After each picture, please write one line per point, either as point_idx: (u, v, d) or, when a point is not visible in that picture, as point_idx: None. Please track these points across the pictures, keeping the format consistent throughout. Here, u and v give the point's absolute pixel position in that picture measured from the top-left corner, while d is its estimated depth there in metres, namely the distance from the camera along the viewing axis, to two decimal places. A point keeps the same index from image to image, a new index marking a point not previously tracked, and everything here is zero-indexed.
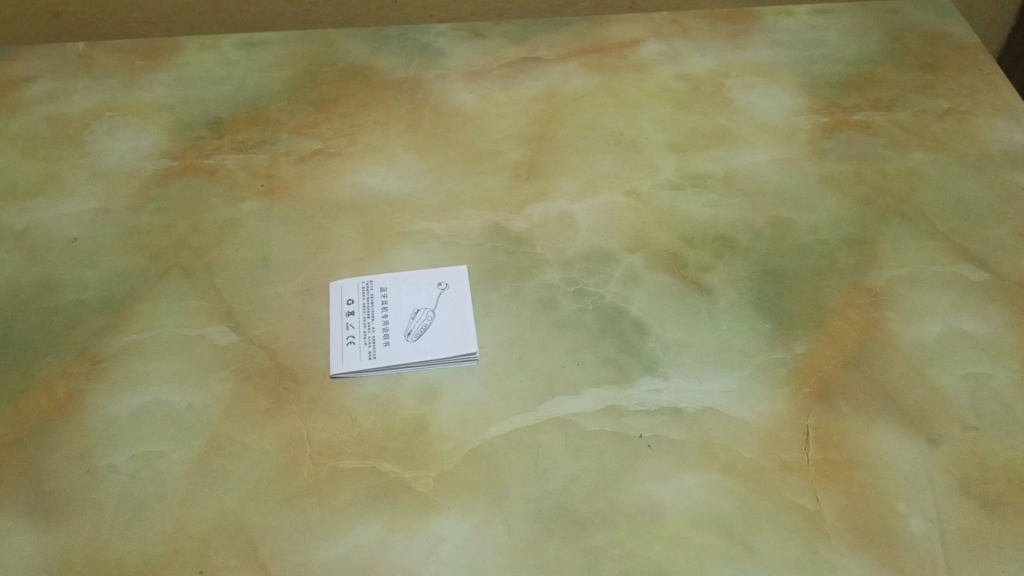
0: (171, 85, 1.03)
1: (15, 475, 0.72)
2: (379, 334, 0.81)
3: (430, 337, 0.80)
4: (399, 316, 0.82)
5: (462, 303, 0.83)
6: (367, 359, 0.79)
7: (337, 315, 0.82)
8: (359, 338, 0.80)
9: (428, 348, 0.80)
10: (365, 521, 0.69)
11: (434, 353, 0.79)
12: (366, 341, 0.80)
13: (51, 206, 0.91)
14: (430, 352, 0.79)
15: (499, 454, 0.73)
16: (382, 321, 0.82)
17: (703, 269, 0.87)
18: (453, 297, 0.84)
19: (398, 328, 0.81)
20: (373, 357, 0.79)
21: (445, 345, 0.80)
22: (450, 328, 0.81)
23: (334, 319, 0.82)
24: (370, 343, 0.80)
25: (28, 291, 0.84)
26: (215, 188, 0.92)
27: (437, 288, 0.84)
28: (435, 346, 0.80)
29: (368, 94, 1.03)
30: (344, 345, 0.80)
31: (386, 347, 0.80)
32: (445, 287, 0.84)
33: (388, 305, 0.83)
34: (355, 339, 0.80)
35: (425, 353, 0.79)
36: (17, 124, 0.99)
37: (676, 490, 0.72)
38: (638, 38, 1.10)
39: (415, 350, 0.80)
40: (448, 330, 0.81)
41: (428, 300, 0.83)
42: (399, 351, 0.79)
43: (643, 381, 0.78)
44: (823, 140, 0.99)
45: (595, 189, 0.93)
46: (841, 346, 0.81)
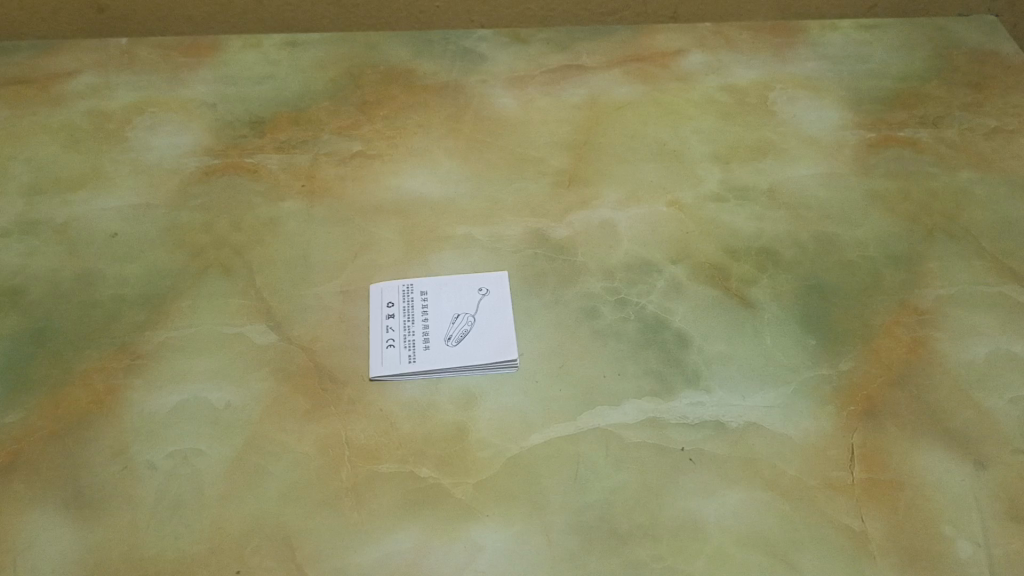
0: (213, 82, 1.03)
1: (51, 468, 0.71)
2: (418, 339, 0.80)
3: (471, 343, 0.80)
4: (439, 321, 0.81)
5: (503, 310, 0.82)
6: (407, 362, 0.78)
7: (377, 317, 0.81)
8: (399, 341, 0.80)
9: (468, 354, 0.79)
10: (403, 526, 0.69)
11: (474, 359, 0.78)
12: (406, 344, 0.80)
13: (92, 199, 0.91)
14: (470, 358, 0.79)
15: (540, 462, 0.72)
16: (422, 325, 0.81)
17: (747, 282, 0.86)
18: (493, 303, 0.83)
19: (438, 333, 0.81)
20: (412, 360, 0.78)
21: (486, 350, 0.79)
22: (490, 335, 0.80)
23: (374, 322, 0.81)
24: (410, 347, 0.79)
25: (68, 284, 0.83)
26: (256, 187, 0.92)
27: (478, 293, 0.83)
28: (475, 351, 0.79)
29: (410, 98, 1.02)
30: (384, 348, 0.79)
31: (425, 351, 0.79)
32: (486, 293, 0.83)
33: (429, 309, 0.82)
34: (395, 342, 0.80)
35: (466, 358, 0.79)
36: (60, 117, 0.99)
37: (719, 505, 0.71)
38: (682, 48, 1.10)
39: (455, 355, 0.79)
40: (489, 336, 0.80)
41: (469, 305, 0.83)
42: (439, 356, 0.79)
43: (685, 394, 0.77)
44: (869, 156, 0.98)
45: (638, 199, 0.92)
46: (887, 364, 0.80)
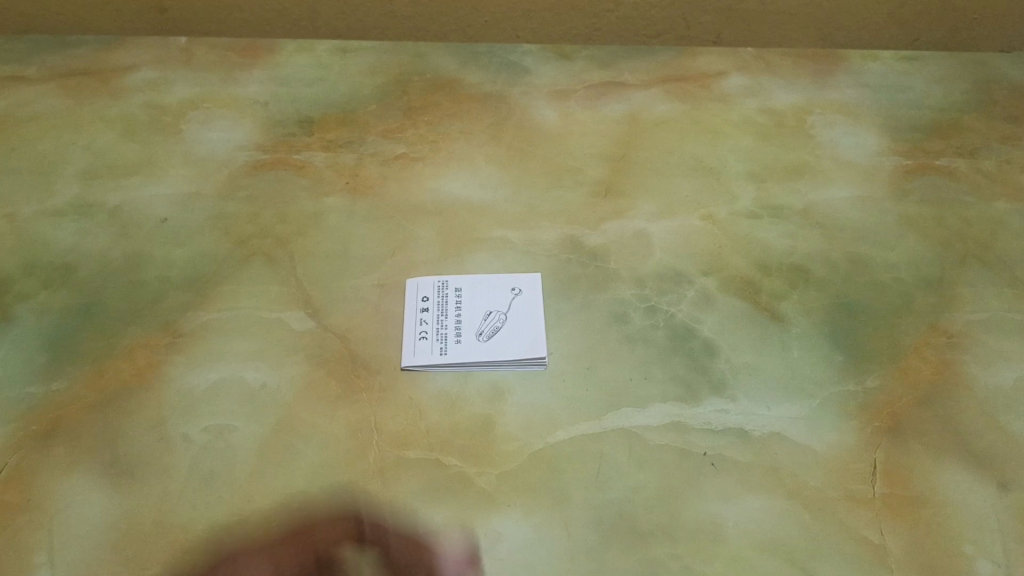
0: (266, 83, 1.06)
1: (91, 435, 0.74)
2: (450, 332, 0.82)
3: (502, 339, 0.81)
4: (472, 316, 0.83)
5: (535, 310, 0.84)
6: (438, 354, 0.80)
7: (410, 310, 0.83)
8: (432, 334, 0.82)
9: (498, 349, 0.81)
10: (427, 509, 0.70)
11: (503, 354, 0.80)
12: (438, 337, 0.81)
13: (145, 187, 0.94)
14: (500, 352, 0.80)
15: (564, 458, 0.74)
16: (455, 320, 0.83)
17: (776, 296, 0.87)
18: (525, 303, 0.85)
19: (470, 328, 0.82)
20: (443, 353, 0.80)
21: (516, 348, 0.81)
22: (521, 333, 0.82)
23: (408, 315, 0.83)
24: (442, 340, 0.81)
25: (117, 264, 0.87)
26: (302, 182, 0.95)
27: (511, 292, 0.85)
28: (504, 347, 0.81)
29: (454, 106, 1.05)
30: (417, 340, 0.81)
31: (457, 345, 0.81)
32: (518, 293, 0.85)
33: (462, 305, 0.84)
34: (427, 334, 0.82)
35: (496, 353, 0.80)
36: (118, 108, 1.03)
37: (739, 510, 0.71)
38: (722, 70, 1.11)
39: (486, 350, 0.81)
40: (520, 334, 0.82)
41: (502, 302, 0.84)
42: (469, 351, 0.81)
43: (710, 401, 0.78)
44: (904, 182, 0.99)
45: (673, 212, 0.94)
46: (914, 384, 0.80)
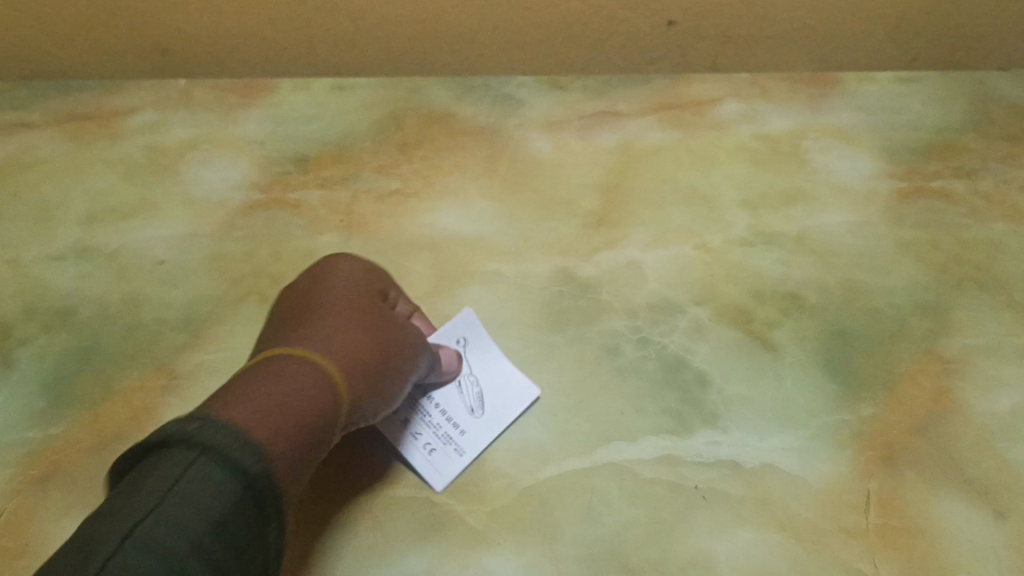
0: (264, 122, 1.08)
1: (88, 478, 0.75)
2: (451, 425, 0.78)
3: (492, 401, 0.80)
4: (448, 394, 0.80)
5: (490, 352, 0.83)
6: (458, 457, 0.76)
7: (397, 427, 0.78)
8: (433, 438, 0.77)
9: (499, 415, 0.79)
10: (417, 549, 0.71)
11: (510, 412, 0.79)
12: (443, 441, 0.77)
13: (144, 229, 0.96)
14: (507, 412, 0.79)
15: (554, 494, 0.74)
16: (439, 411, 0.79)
17: (771, 325, 0.86)
18: (479, 353, 0.83)
19: (459, 408, 0.79)
20: (462, 453, 0.76)
21: (510, 397, 0.80)
22: (500, 384, 0.81)
23: (395, 432, 0.77)
24: (449, 442, 0.77)
25: (115, 307, 0.88)
26: (297, 220, 0.96)
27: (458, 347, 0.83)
28: (504, 407, 0.79)
29: (449, 140, 1.06)
30: (428, 456, 0.76)
31: (464, 435, 0.77)
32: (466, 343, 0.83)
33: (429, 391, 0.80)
34: (433, 445, 0.77)
35: (500, 417, 0.79)
36: (118, 152, 1.06)
37: (730, 545, 0.71)
38: (717, 96, 1.11)
39: (494, 417, 0.78)
40: (501, 385, 0.81)
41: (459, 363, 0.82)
42: (483, 431, 0.78)
43: (702, 433, 0.78)
44: (900, 206, 0.98)
45: (665, 241, 0.94)
46: (909, 413, 0.79)
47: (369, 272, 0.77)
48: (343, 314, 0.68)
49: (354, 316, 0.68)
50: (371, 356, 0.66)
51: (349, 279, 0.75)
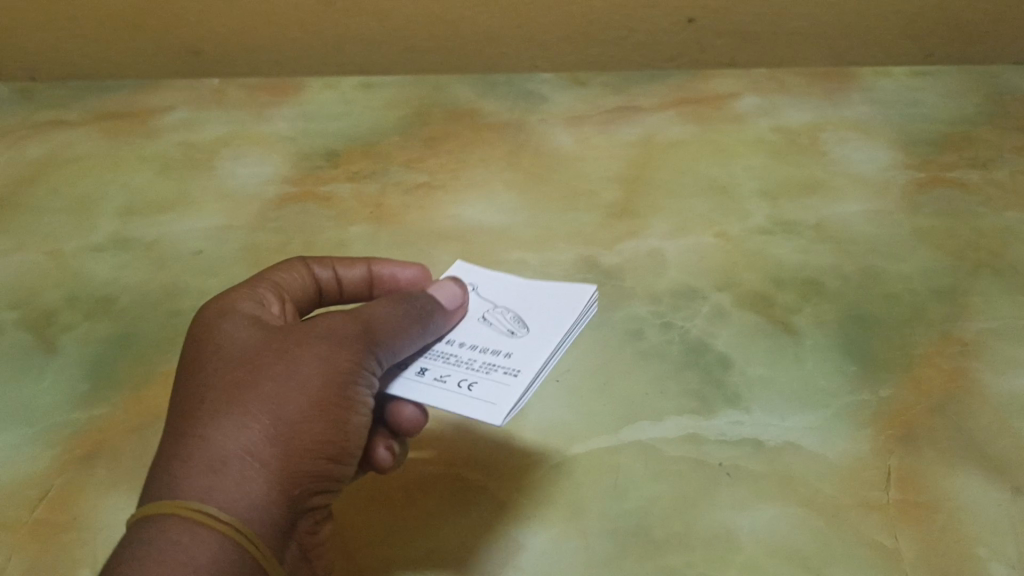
0: (294, 119, 1.12)
1: (131, 457, 0.77)
2: (489, 356, 0.69)
3: (528, 323, 0.73)
4: (476, 332, 0.72)
5: (501, 286, 0.78)
6: (512, 379, 0.66)
7: (415, 380, 0.67)
8: (468, 372, 0.68)
9: (539, 331, 0.72)
10: (448, 522, 0.73)
11: (553, 336, 0.71)
12: (485, 370, 0.68)
13: (180, 221, 0.99)
14: (551, 336, 0.71)
15: (581, 471, 0.76)
16: (467, 350, 0.70)
17: (790, 310, 0.88)
18: (492, 289, 0.78)
19: (492, 339, 0.71)
20: (513, 373, 0.67)
21: (551, 314, 0.74)
22: (531, 309, 0.75)
23: (417, 383, 0.67)
24: (491, 369, 0.68)
25: (154, 295, 0.91)
26: (328, 212, 0.99)
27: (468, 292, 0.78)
28: (544, 329, 0.72)
29: (473, 135, 1.09)
30: (471, 389, 0.66)
31: (509, 357, 0.69)
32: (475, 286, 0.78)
33: (450, 338, 0.72)
34: (473, 378, 0.67)
35: (546, 335, 0.71)
36: (154, 147, 1.09)
37: (753, 518, 0.73)
38: (735, 91, 1.14)
39: (534, 339, 0.71)
40: (533, 309, 0.75)
41: (481, 305, 0.76)
42: (525, 356, 0.69)
43: (724, 413, 0.80)
44: (916, 196, 1.00)
45: (686, 230, 0.96)
46: (926, 393, 0.81)
47: (242, 307, 0.65)
48: (201, 430, 0.55)
49: (219, 414, 0.56)
50: (259, 458, 0.55)
51: (215, 342, 0.61)
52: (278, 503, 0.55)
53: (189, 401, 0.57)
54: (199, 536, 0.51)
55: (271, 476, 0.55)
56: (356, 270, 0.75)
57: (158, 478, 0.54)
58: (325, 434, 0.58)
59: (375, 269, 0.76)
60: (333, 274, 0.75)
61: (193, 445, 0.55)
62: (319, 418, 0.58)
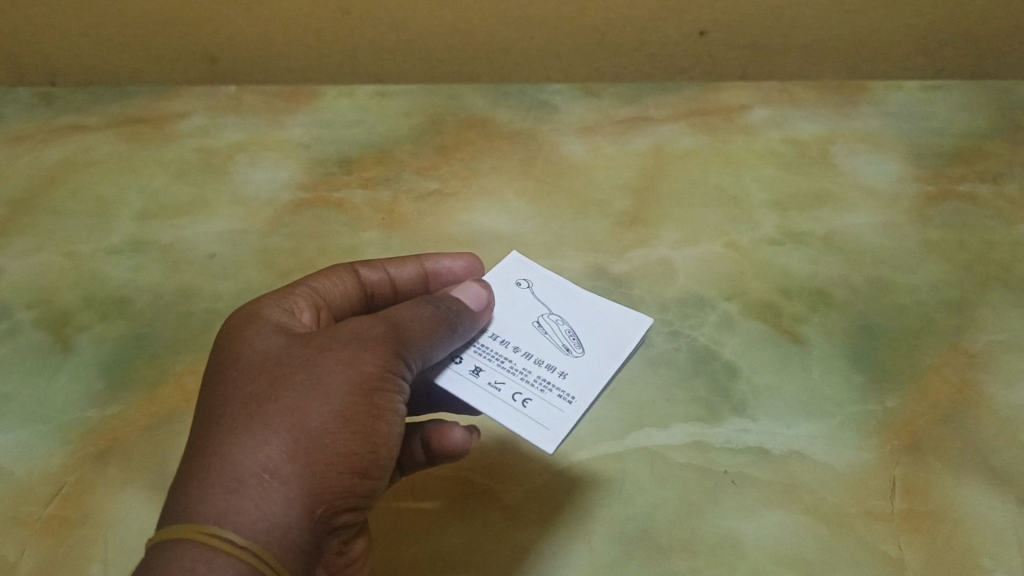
0: (309, 126, 1.13)
1: (143, 455, 0.79)
2: (544, 371, 0.69)
3: (585, 339, 0.72)
4: (532, 338, 0.72)
5: (556, 290, 0.77)
6: (566, 404, 0.66)
7: (469, 380, 0.67)
8: (523, 385, 0.67)
9: (597, 352, 0.71)
10: (457, 526, 0.74)
11: (611, 359, 0.70)
12: (539, 386, 0.67)
13: (195, 225, 1.01)
14: (609, 360, 0.70)
15: (587, 476, 0.77)
16: (523, 358, 0.70)
17: (798, 320, 0.89)
18: (545, 290, 0.77)
19: (550, 352, 0.71)
20: (569, 396, 0.67)
21: (609, 334, 0.73)
22: (591, 324, 0.74)
23: (471, 384, 0.67)
24: (547, 386, 0.68)
25: (168, 297, 0.92)
26: (341, 218, 1.00)
27: (521, 287, 0.77)
28: (603, 351, 0.71)
29: (486, 143, 1.10)
30: (526, 406, 0.66)
31: (564, 377, 0.68)
32: (528, 282, 0.78)
33: (506, 339, 0.71)
34: (527, 393, 0.67)
35: (602, 357, 0.71)
36: (171, 152, 1.10)
37: (758, 526, 0.73)
38: (746, 103, 1.15)
39: (592, 362, 0.70)
40: (590, 323, 0.74)
41: (537, 307, 0.75)
42: (582, 379, 0.68)
43: (730, 421, 0.80)
44: (926, 208, 1.00)
45: (696, 240, 0.97)
46: (933, 404, 0.81)
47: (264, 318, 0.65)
48: (220, 448, 0.56)
49: (239, 430, 0.56)
50: (278, 475, 0.55)
51: (238, 353, 0.62)
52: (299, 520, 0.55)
53: (211, 416, 0.58)
54: (216, 560, 0.51)
55: (291, 493, 0.55)
56: (409, 268, 0.79)
57: (178, 498, 0.54)
58: (348, 445, 0.59)
59: (428, 266, 0.80)
60: (384, 273, 0.77)
61: (213, 463, 0.55)
62: (341, 428, 0.58)
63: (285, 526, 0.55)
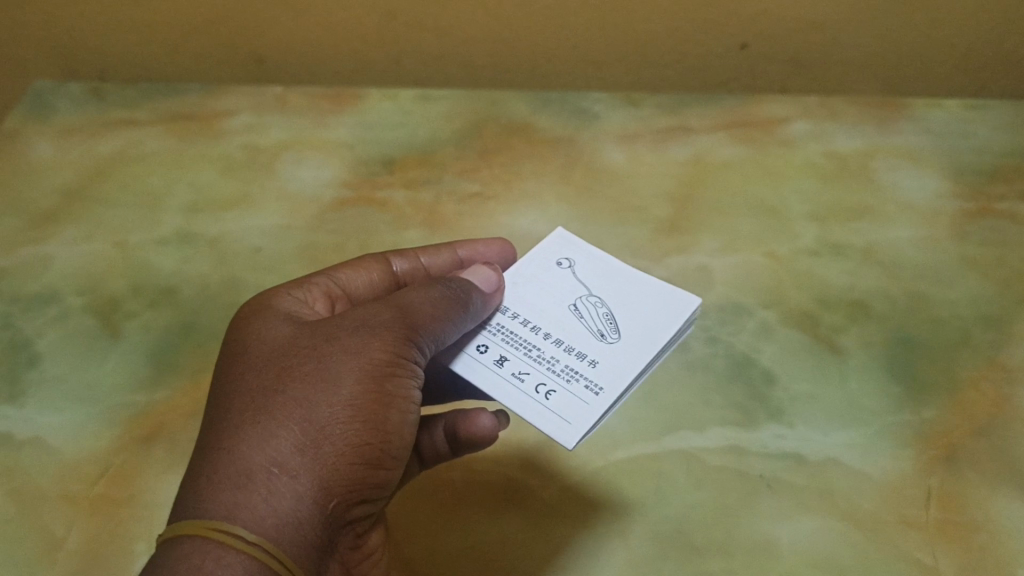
0: (354, 127, 1.15)
1: (189, 439, 0.80)
2: (574, 361, 0.69)
3: (622, 326, 0.72)
4: (568, 325, 0.72)
5: (597, 274, 0.78)
6: (593, 397, 0.67)
7: (493, 370, 0.68)
8: (549, 376, 0.68)
9: (632, 340, 0.71)
10: (494, 518, 0.75)
11: (645, 348, 0.70)
12: (568, 378, 0.68)
13: (242, 219, 1.03)
14: (645, 346, 0.70)
15: (624, 475, 0.78)
16: (554, 346, 0.71)
17: (836, 329, 0.89)
18: (587, 274, 0.78)
19: (584, 339, 0.71)
20: (597, 389, 0.67)
21: (648, 321, 0.73)
22: (631, 309, 0.74)
23: (494, 375, 0.68)
24: (576, 378, 0.68)
25: (215, 288, 0.94)
26: (384, 216, 1.02)
27: (563, 271, 0.78)
28: (638, 339, 0.71)
29: (527, 148, 1.11)
30: (550, 399, 0.66)
31: (594, 368, 0.69)
32: (570, 266, 0.79)
33: (537, 326, 0.72)
34: (554, 385, 0.67)
35: (636, 345, 0.70)
36: (219, 148, 1.13)
37: (793, 530, 0.74)
38: (786, 116, 1.16)
39: (627, 349, 0.70)
40: (629, 308, 0.74)
41: (576, 289, 0.76)
42: (612, 369, 0.68)
43: (768, 427, 0.81)
44: (965, 225, 1.01)
45: (735, 248, 0.98)
46: (970, 417, 0.82)
47: (276, 313, 0.67)
48: (230, 444, 0.57)
49: (247, 424, 0.58)
50: (288, 468, 0.56)
51: (250, 348, 0.63)
52: (311, 512, 0.56)
53: (222, 412, 0.59)
54: (224, 555, 0.53)
55: (302, 485, 0.56)
56: (443, 255, 0.81)
57: (188, 493, 0.56)
58: (359, 434, 0.59)
59: (459, 252, 0.81)
60: (415, 261, 0.79)
61: (222, 458, 0.56)
62: (351, 418, 0.59)
63: (294, 518, 0.55)
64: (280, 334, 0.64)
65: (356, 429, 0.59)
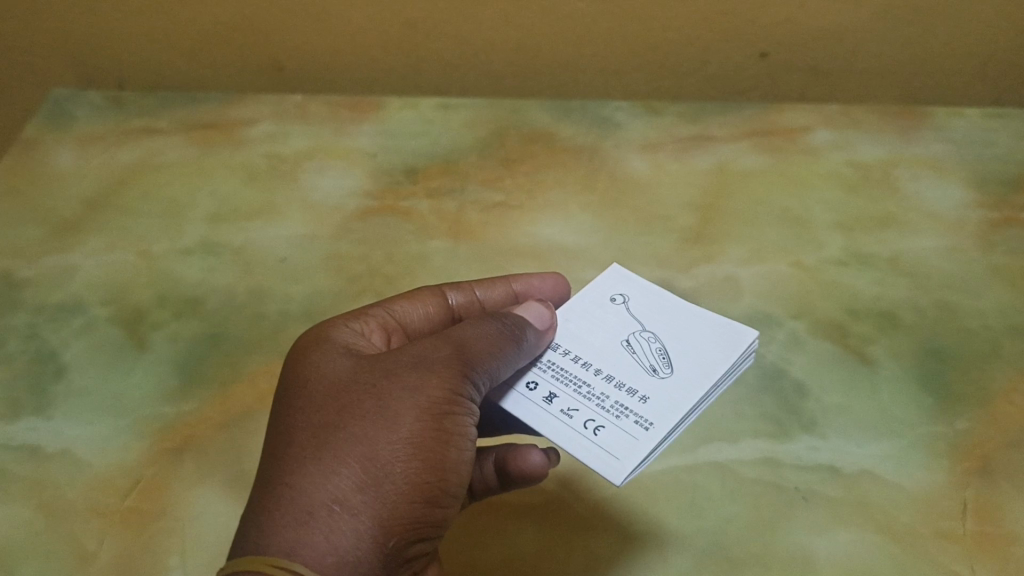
0: (375, 136, 1.15)
1: (219, 451, 0.80)
2: (625, 397, 0.69)
3: (675, 361, 0.72)
4: (620, 361, 0.72)
5: (650, 309, 0.78)
6: (642, 433, 0.66)
7: (542, 408, 0.68)
8: (598, 412, 0.68)
9: (685, 375, 0.70)
10: (528, 533, 0.75)
11: (697, 384, 0.69)
12: (617, 414, 0.67)
13: (266, 229, 1.02)
14: (697, 382, 0.69)
15: (659, 488, 0.77)
16: (604, 381, 0.70)
17: (866, 340, 0.89)
18: (641, 309, 0.78)
19: (636, 375, 0.71)
20: (647, 424, 0.66)
21: (702, 356, 0.72)
22: (685, 344, 0.74)
23: (543, 412, 0.68)
24: (626, 413, 0.67)
25: (241, 298, 0.94)
26: (408, 226, 1.02)
27: (618, 307, 0.79)
28: (691, 374, 0.70)
29: (549, 157, 1.11)
30: (600, 435, 0.66)
31: (645, 403, 0.68)
32: (625, 302, 0.79)
33: (588, 362, 0.72)
34: (603, 421, 0.67)
35: (689, 381, 0.70)
36: (240, 157, 1.12)
37: (830, 542, 0.73)
38: (808, 125, 1.15)
39: (679, 385, 0.69)
40: (683, 343, 0.74)
41: (630, 325, 0.76)
42: (662, 405, 0.68)
43: (801, 439, 0.80)
44: (992, 234, 1.00)
45: (761, 258, 0.98)
46: (1003, 428, 0.81)
47: (334, 346, 0.66)
48: (291, 479, 0.57)
49: (308, 460, 0.57)
50: (348, 506, 0.56)
51: (308, 382, 0.63)
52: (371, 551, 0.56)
53: (282, 446, 0.59)
54: None
55: (361, 524, 0.56)
56: (498, 289, 0.80)
57: (248, 530, 0.56)
58: (418, 473, 0.58)
59: (515, 287, 0.80)
60: (472, 295, 0.78)
61: (283, 494, 0.56)
62: (410, 456, 0.58)
63: (354, 558, 0.55)
64: (340, 368, 0.64)
65: (416, 468, 0.58)
